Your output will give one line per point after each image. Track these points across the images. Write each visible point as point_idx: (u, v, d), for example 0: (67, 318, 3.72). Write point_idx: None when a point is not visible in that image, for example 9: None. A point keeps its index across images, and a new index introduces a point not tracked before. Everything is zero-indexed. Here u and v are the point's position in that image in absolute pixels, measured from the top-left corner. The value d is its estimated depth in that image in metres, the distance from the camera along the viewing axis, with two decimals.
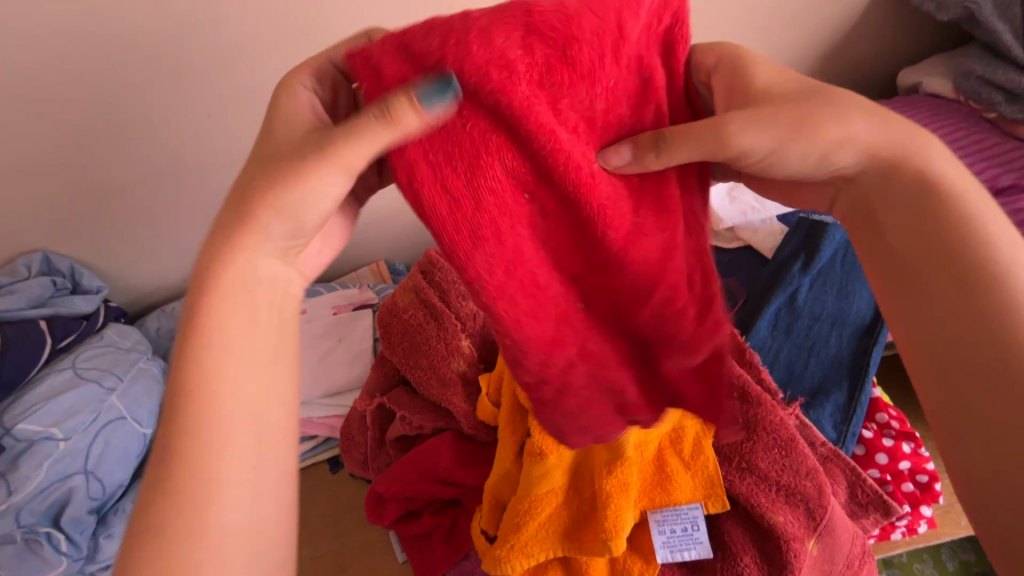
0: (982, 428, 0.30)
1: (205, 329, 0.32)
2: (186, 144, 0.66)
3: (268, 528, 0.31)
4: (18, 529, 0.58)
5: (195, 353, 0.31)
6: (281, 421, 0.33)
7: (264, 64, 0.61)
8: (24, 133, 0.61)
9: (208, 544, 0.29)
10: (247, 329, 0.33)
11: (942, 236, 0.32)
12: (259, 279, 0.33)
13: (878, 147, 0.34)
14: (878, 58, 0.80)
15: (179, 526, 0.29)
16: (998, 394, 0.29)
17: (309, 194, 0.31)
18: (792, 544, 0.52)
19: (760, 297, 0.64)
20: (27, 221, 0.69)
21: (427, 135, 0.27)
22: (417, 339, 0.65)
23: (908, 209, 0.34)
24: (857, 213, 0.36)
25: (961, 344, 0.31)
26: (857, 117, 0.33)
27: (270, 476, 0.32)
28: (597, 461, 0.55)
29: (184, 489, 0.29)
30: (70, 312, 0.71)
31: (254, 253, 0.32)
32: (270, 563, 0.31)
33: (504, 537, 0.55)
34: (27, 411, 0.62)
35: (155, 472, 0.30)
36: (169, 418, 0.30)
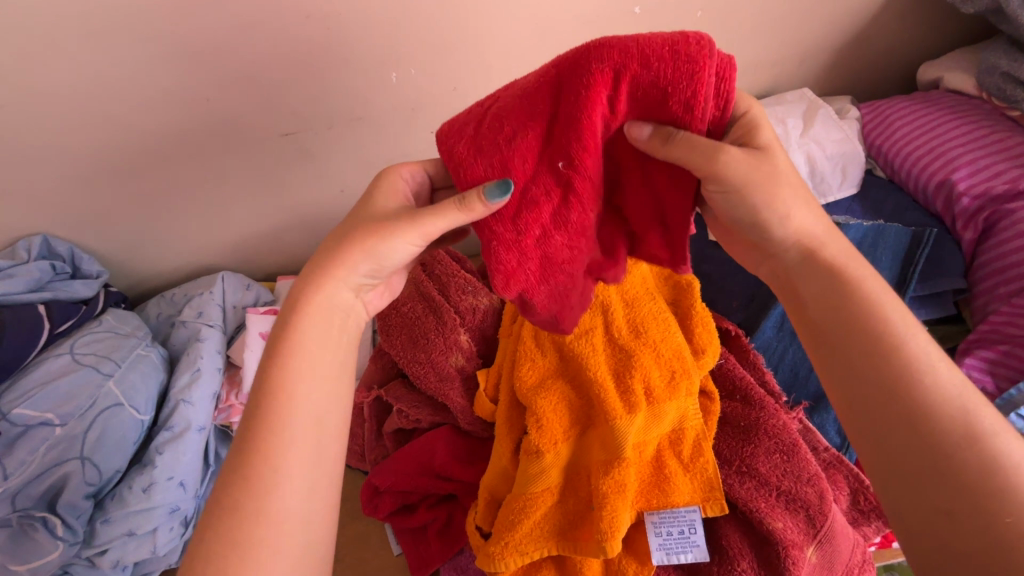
0: (898, 466, 0.36)
1: (293, 337, 0.40)
2: (185, 130, 0.65)
3: (314, 503, 0.38)
4: (14, 512, 0.59)
5: (283, 356, 0.39)
6: (334, 420, 0.40)
7: (261, 48, 0.59)
8: (18, 115, 0.60)
9: (268, 512, 0.36)
10: (324, 343, 0.41)
11: (844, 308, 0.40)
12: (338, 307, 0.42)
13: (800, 230, 0.42)
14: (899, 52, 0.77)
15: (246, 493, 0.36)
16: (900, 434, 0.36)
17: (384, 242, 0.41)
18: (790, 551, 0.51)
19: (766, 297, 0.62)
20: (24, 205, 0.68)
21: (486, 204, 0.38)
22: (416, 332, 0.63)
23: (825, 293, 0.41)
24: (780, 280, 0.44)
25: (873, 416, 0.38)
26: (790, 195, 0.41)
27: (318, 462, 0.39)
28: (594, 461, 0.55)
29: (262, 489, 0.36)
30: (68, 296, 0.70)
31: (335, 282, 0.41)
32: (308, 538, 0.37)
33: (498, 534, 0.55)
34: (24, 396, 0.62)
35: (238, 449, 0.37)
36: (257, 407, 0.38)
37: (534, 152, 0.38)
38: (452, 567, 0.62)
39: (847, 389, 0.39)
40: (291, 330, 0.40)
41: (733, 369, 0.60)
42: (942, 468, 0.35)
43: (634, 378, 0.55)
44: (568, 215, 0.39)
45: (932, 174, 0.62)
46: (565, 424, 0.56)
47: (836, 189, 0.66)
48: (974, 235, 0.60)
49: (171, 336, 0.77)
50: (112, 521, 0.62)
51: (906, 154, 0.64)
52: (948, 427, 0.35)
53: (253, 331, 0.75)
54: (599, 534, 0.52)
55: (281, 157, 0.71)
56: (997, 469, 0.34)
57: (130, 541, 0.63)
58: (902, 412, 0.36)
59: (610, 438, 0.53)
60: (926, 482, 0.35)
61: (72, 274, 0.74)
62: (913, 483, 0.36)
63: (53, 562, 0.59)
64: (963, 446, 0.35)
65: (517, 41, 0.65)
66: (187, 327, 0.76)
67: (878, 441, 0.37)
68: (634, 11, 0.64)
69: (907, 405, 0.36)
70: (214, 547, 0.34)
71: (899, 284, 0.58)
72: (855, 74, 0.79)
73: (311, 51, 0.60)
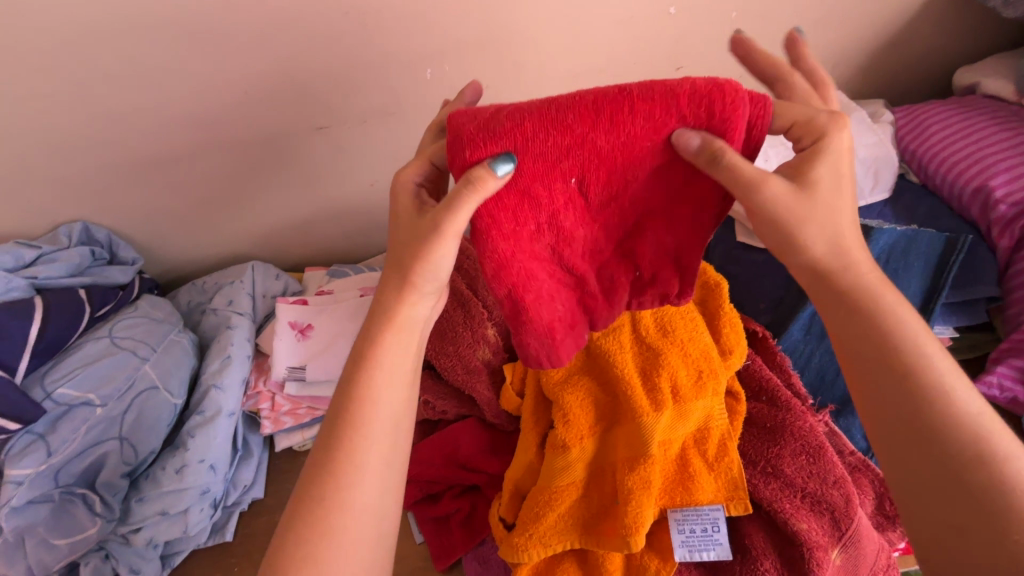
0: (925, 479, 0.35)
1: (378, 345, 0.43)
2: (224, 122, 0.67)
3: (387, 497, 0.41)
4: (55, 487, 0.61)
5: (366, 361, 0.42)
6: (406, 420, 0.43)
7: (300, 43, 0.60)
8: (65, 105, 0.61)
9: (348, 501, 0.40)
10: (399, 351, 0.43)
11: (878, 316, 0.38)
12: (417, 320, 0.44)
13: (839, 244, 0.39)
14: (935, 55, 0.77)
15: (329, 480, 0.40)
16: (930, 445, 0.35)
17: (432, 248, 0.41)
18: (814, 552, 0.51)
19: (794, 300, 0.61)
20: (66, 191, 0.70)
21: (495, 176, 0.35)
22: (443, 325, 0.64)
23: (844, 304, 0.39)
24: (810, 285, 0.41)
25: (893, 425, 0.36)
26: (832, 213, 0.38)
27: (391, 457, 0.42)
28: (619, 458, 0.55)
29: (345, 481, 0.40)
30: (107, 282, 0.73)
31: (398, 290, 0.43)
32: (382, 523, 0.41)
33: (523, 526, 0.55)
34: (66, 376, 0.64)
35: (325, 444, 0.41)
36: (341, 405, 0.42)
37: (556, 172, 0.37)
38: (475, 556, 0.62)
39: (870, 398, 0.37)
40: (378, 340, 0.43)
41: (760, 370, 0.60)
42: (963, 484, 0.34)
43: (660, 377, 0.55)
44: (561, 220, 0.40)
45: (968, 180, 0.61)
46: (591, 420, 0.56)
47: (868, 193, 0.65)
48: (1011, 243, 0.59)
49: (202, 322, 0.79)
50: (147, 500, 0.64)
51: (943, 160, 0.64)
52: (968, 442, 0.34)
53: (282, 320, 0.77)
54: (624, 528, 0.52)
55: (314, 150, 0.72)
56: (1021, 488, 0.33)
57: (162, 520, 0.64)
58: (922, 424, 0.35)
59: (636, 434, 0.54)
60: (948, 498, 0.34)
61: (109, 260, 0.76)
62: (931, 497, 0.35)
63: (91, 538, 0.61)
64: (986, 463, 0.34)
65: (551, 40, 0.65)
66: (217, 315, 0.78)
67: (899, 454, 0.36)
68: (669, 11, 0.64)
69: (929, 417, 0.35)
70: (299, 530, 0.39)
71: (930, 290, 0.58)
72: (889, 77, 0.79)
73: (348, 47, 0.61)
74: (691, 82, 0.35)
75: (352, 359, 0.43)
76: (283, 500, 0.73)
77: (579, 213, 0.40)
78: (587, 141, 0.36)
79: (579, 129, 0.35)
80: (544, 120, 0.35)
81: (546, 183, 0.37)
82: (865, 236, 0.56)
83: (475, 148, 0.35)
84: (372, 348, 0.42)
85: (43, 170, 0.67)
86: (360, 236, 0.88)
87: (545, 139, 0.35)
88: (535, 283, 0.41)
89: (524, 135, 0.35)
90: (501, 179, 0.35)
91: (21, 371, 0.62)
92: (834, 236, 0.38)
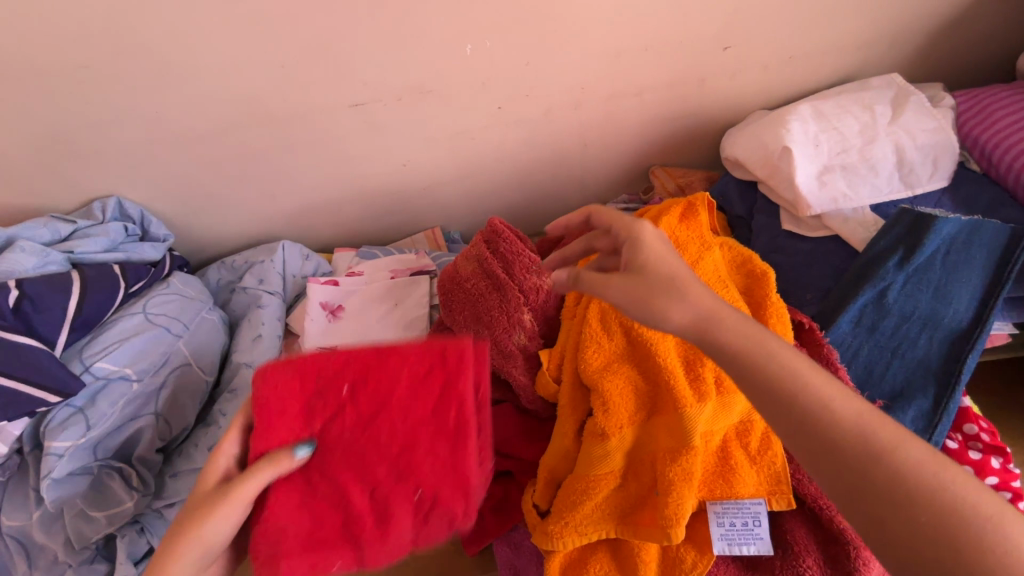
0: (847, 496, 0.34)
1: (190, 527, 0.40)
2: (259, 98, 0.65)
3: None
4: (95, 460, 0.60)
5: (190, 523, 0.40)
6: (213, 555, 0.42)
7: (339, 16, 0.59)
8: (102, 76, 0.61)
9: None
10: (212, 524, 0.40)
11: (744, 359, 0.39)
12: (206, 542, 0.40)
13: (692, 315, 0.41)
14: (997, 37, 0.73)
15: None
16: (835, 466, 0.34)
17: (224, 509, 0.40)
18: (860, 552, 0.50)
19: (845, 289, 0.58)
20: (102, 166, 0.70)
21: (297, 459, 0.43)
22: (479, 308, 0.63)
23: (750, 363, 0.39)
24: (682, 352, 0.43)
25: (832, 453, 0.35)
26: (675, 301, 0.42)
27: None
28: (659, 448, 0.54)
29: None
30: (140, 259, 0.73)
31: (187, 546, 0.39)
32: None
33: (558, 513, 0.54)
34: (104, 350, 0.63)
35: None
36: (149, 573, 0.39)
37: (315, 428, 0.45)
38: (505, 541, 0.62)
39: (798, 442, 0.36)
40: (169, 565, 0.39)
41: None
42: (910, 500, 0.32)
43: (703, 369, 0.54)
44: (332, 468, 0.44)
45: None
46: (631, 409, 0.55)
47: (925, 181, 0.62)
48: None
49: (231, 301, 0.79)
50: (181, 476, 0.65)
51: (1009, 148, 0.60)
52: (862, 444, 0.34)
53: (313, 300, 0.77)
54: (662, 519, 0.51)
55: (348, 128, 0.71)
56: (915, 472, 0.33)
57: (196, 496, 0.66)
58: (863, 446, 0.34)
59: (680, 424, 0.52)
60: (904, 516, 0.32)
61: (141, 237, 0.76)
62: (892, 516, 0.32)
63: (130, 511, 0.61)
64: (878, 457, 0.34)
65: (594, 16, 0.62)
66: (247, 294, 0.77)
67: (851, 488, 0.34)
68: None
69: (862, 447, 0.34)
70: None
71: (993, 283, 0.56)
72: (947, 60, 0.75)
73: (387, 19, 0.60)
74: (425, 346, 0.47)
75: (183, 514, 0.41)
76: None
77: (340, 459, 0.44)
78: (333, 415, 0.45)
79: (354, 365, 0.46)
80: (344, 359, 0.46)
81: (331, 410, 0.45)
82: (927, 224, 0.55)
83: (272, 390, 0.44)
84: (186, 521, 0.40)
85: (80, 144, 0.67)
86: (388, 218, 0.87)
87: (340, 425, 0.45)
88: (291, 488, 0.43)
89: (313, 400, 0.45)
90: (300, 459, 0.43)
91: (59, 346, 0.61)
92: (676, 312, 0.41)
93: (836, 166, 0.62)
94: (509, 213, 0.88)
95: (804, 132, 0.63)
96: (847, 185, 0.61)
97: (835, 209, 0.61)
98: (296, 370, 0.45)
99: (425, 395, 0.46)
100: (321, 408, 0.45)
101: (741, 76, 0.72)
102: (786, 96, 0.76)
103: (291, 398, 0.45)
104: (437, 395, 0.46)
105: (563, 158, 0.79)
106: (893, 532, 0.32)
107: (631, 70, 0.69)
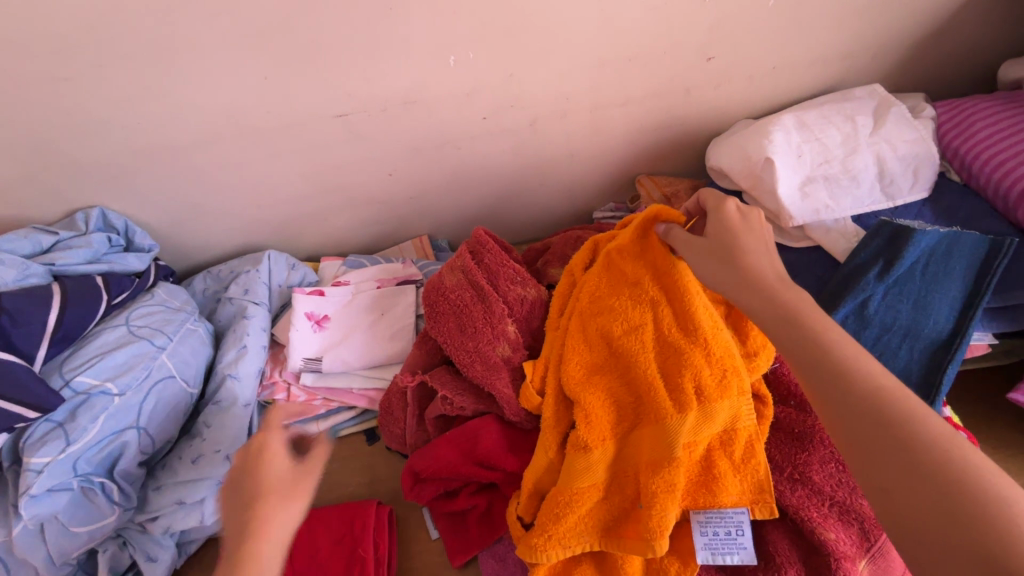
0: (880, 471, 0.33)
1: None
2: (243, 109, 0.65)
3: None
4: (74, 476, 0.59)
5: None
6: None
7: (324, 28, 0.59)
8: (84, 87, 0.60)
9: None
10: None
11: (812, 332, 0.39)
12: None
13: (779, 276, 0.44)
14: (978, 49, 0.73)
15: None
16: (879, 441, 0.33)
17: None
18: (842, 563, 0.50)
19: (827, 300, 0.57)
20: (85, 176, 0.69)
21: None
22: (463, 319, 0.63)
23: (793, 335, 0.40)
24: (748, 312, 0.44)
25: (853, 419, 0.35)
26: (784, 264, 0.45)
27: None
28: (641, 459, 0.54)
29: None
30: (124, 269, 0.73)
31: None
32: None
33: (541, 526, 0.54)
34: (84, 364, 0.63)
35: None
36: None
37: None
38: (491, 553, 0.61)
39: (842, 410, 0.35)
40: None
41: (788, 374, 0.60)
42: (936, 475, 0.30)
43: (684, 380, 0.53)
44: None
45: (1017, 180, 0.58)
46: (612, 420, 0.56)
47: (906, 192, 0.63)
48: None
49: (216, 312, 0.78)
50: (164, 489, 0.65)
51: (989, 160, 0.61)
52: (909, 430, 0.32)
53: (298, 310, 0.75)
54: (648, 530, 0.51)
55: (334, 138, 0.70)
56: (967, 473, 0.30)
57: (179, 510, 0.64)
58: (884, 418, 0.33)
59: (663, 433, 0.52)
60: (909, 483, 0.31)
61: (126, 247, 0.76)
62: (900, 479, 0.31)
63: (110, 525, 0.61)
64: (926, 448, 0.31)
65: (578, 28, 0.63)
66: (233, 304, 0.77)
67: (869, 452, 0.33)
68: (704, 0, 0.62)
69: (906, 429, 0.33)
70: None
71: (972, 293, 0.56)
72: (929, 70, 0.75)
73: (371, 31, 0.59)
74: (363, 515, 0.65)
75: None
76: None
77: None
78: None
79: None
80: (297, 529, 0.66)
81: None
82: (906, 237, 0.55)
83: None
84: None
85: (62, 154, 0.66)
86: (374, 228, 0.87)
87: None
88: None
89: None
90: None
91: (40, 360, 0.61)
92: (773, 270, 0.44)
93: (818, 177, 0.62)
94: (498, 221, 0.88)
95: (787, 143, 0.63)
96: (829, 196, 0.61)
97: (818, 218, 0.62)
98: None
99: (340, 554, 0.63)
100: None
101: (726, 87, 0.73)
102: (771, 105, 0.76)
103: None
104: (347, 557, 0.63)
105: (551, 167, 0.79)
106: (903, 502, 0.31)
107: (618, 81, 0.69)
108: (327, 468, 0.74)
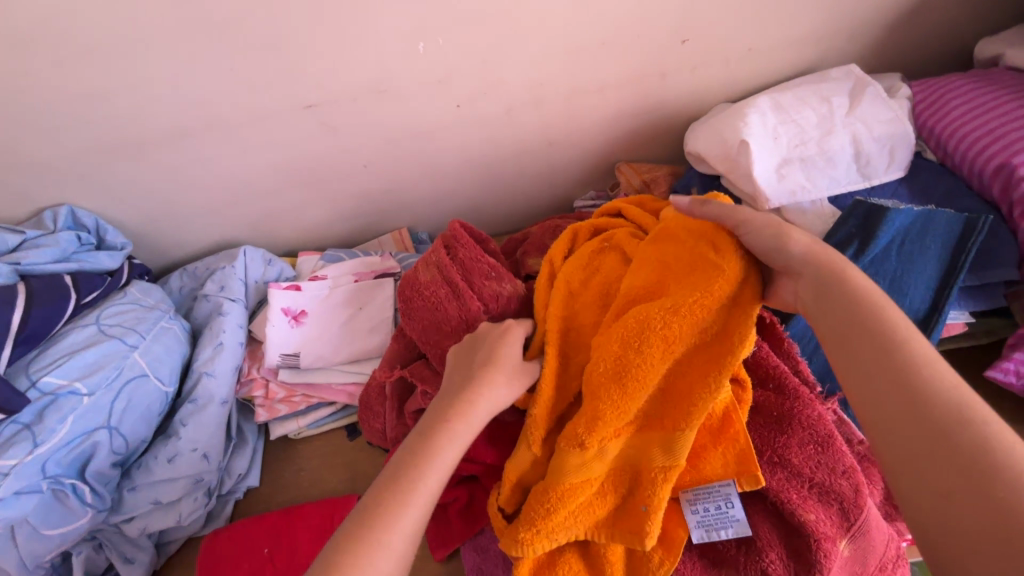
0: (933, 464, 0.31)
1: None
2: (209, 102, 0.64)
3: None
4: (43, 479, 0.58)
5: None
6: None
7: (288, 15, 0.57)
8: (43, 82, 0.58)
9: None
10: None
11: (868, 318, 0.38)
12: None
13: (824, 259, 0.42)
14: (953, 28, 0.73)
15: None
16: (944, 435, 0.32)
17: None
18: (823, 544, 0.50)
19: None
20: (50, 174, 0.68)
21: None
22: (438, 317, 0.62)
23: (850, 315, 0.39)
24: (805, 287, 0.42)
25: (901, 416, 0.34)
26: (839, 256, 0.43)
27: None
28: (649, 459, 0.50)
29: None
30: (94, 268, 0.71)
31: None
32: None
33: (525, 518, 0.50)
34: (51, 364, 0.62)
35: None
36: None
37: None
38: (473, 546, 0.61)
39: (898, 403, 0.34)
40: None
41: (768, 357, 0.58)
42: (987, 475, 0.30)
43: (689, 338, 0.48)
44: None
45: (992, 158, 0.58)
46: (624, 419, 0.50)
47: (882, 172, 0.62)
48: None
49: (193, 309, 0.77)
50: (139, 489, 0.64)
51: (963, 137, 0.61)
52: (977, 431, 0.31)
53: (274, 306, 0.75)
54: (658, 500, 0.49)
55: (305, 130, 0.69)
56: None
57: (156, 509, 0.64)
58: (948, 414, 0.32)
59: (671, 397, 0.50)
60: (960, 485, 0.30)
61: (97, 246, 0.75)
62: (953, 477, 0.30)
63: (83, 527, 0.60)
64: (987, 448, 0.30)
65: (548, 13, 0.62)
66: (209, 301, 0.76)
67: (920, 445, 0.32)
68: None
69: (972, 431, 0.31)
70: None
71: (948, 271, 0.56)
72: (906, 49, 0.75)
73: (336, 18, 0.58)
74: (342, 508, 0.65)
75: None
76: (279, 489, 0.72)
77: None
78: (252, 552, 0.63)
79: (232, 530, 0.65)
80: (273, 524, 0.65)
81: (255, 564, 0.63)
82: (879, 217, 0.54)
83: (211, 551, 0.64)
84: None
85: (25, 151, 0.65)
86: (353, 221, 0.86)
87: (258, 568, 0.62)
88: None
89: (216, 547, 0.64)
90: None
91: (3, 360, 0.60)
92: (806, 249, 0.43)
93: (794, 160, 0.61)
94: (477, 212, 0.87)
95: (763, 125, 0.62)
96: (806, 179, 0.61)
97: (795, 200, 0.61)
98: (230, 531, 0.65)
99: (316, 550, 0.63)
100: (225, 546, 0.64)
101: (702, 70, 0.72)
102: (749, 88, 0.76)
103: (227, 549, 0.64)
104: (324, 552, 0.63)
105: (528, 155, 0.78)
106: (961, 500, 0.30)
107: (591, 66, 0.68)
108: (308, 464, 0.73)
